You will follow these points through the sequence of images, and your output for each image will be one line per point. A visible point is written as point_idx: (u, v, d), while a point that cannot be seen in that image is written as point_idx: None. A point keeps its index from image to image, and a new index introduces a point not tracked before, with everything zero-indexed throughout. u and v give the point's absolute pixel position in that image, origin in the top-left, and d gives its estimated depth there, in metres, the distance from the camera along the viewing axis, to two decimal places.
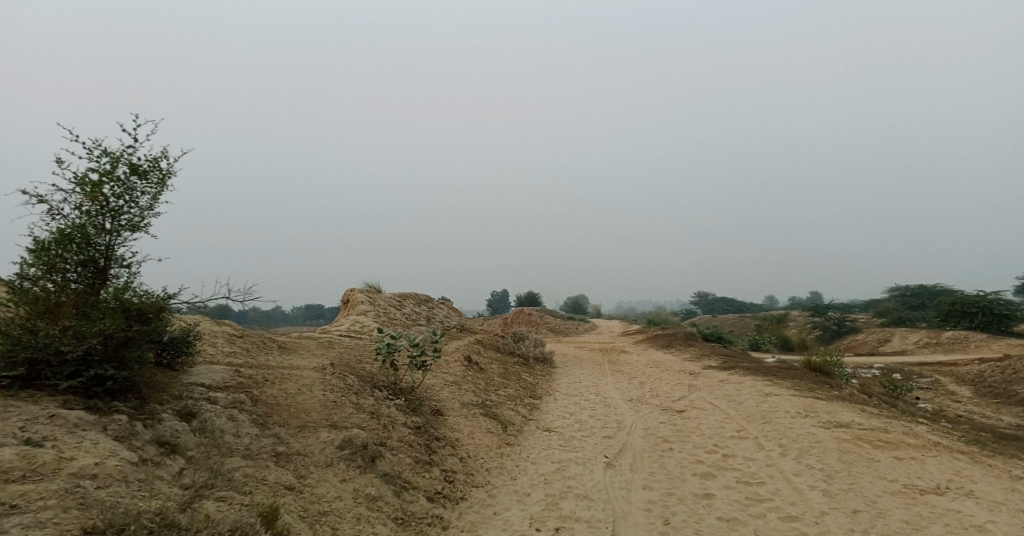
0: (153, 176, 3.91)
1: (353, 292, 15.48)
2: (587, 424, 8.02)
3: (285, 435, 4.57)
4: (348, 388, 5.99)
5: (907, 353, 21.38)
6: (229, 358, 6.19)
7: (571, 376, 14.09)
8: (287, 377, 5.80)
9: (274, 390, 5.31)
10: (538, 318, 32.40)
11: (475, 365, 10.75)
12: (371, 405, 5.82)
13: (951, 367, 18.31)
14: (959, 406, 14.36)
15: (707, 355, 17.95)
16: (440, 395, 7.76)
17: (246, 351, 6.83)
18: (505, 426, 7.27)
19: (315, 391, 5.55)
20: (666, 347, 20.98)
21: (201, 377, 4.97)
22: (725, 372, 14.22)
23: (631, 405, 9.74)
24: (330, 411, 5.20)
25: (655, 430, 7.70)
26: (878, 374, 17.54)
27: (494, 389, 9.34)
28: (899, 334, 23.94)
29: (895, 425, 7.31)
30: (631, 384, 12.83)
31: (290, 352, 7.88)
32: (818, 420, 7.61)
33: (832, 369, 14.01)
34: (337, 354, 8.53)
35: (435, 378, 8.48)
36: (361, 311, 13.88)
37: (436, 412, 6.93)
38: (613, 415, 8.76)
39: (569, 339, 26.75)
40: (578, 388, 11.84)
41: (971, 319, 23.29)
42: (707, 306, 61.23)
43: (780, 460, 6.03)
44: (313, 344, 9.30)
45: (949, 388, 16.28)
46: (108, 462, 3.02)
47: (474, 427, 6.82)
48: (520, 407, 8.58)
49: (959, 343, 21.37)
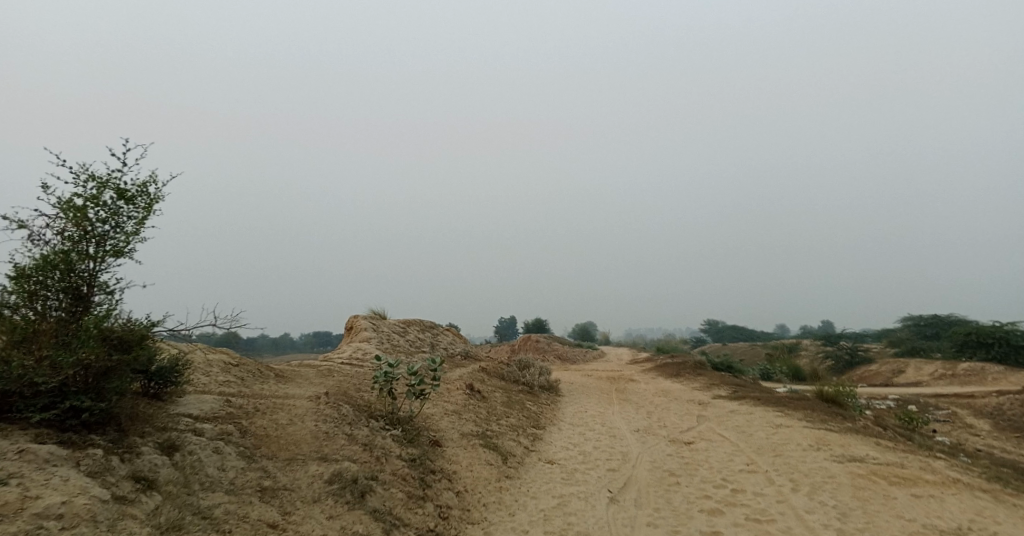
0: (140, 201, 3.95)
1: (357, 319, 15.40)
2: (591, 456, 7.74)
3: (272, 468, 4.41)
4: (342, 418, 5.84)
5: (923, 384, 20.77)
6: (222, 387, 6.08)
7: (576, 406, 13.77)
8: (279, 407, 5.67)
9: (265, 420, 5.18)
10: (545, 345, 32.04)
11: (477, 393, 10.52)
12: (365, 436, 5.65)
13: (969, 398, 17.73)
14: (980, 440, 13.81)
15: (717, 385, 17.54)
16: (439, 424, 7.55)
17: (241, 380, 6.72)
18: (505, 458, 7.03)
19: (306, 421, 5.40)
20: (674, 375, 20.54)
21: (189, 408, 4.85)
22: (734, 402, 13.84)
23: (637, 435, 9.44)
24: (321, 442, 5.04)
25: (662, 462, 7.40)
26: (894, 405, 17.00)
27: (496, 418, 9.10)
28: (914, 364, 23.31)
29: (912, 459, 6.97)
30: (638, 414, 12.49)
31: (287, 380, 7.75)
32: (831, 453, 7.29)
33: (845, 399, 13.59)
34: (335, 382, 8.38)
35: (434, 407, 8.28)
36: (364, 338, 13.76)
37: (434, 442, 6.72)
38: (618, 446, 8.46)
39: (576, 367, 26.34)
40: (583, 418, 11.54)
41: (988, 350, 22.69)
42: (717, 334, 60.42)
43: (792, 496, 5.73)
44: (312, 372, 9.17)
45: (968, 420, 15.72)
46: (76, 500, 2.89)
47: (472, 459, 6.59)
48: (522, 437, 8.33)
49: (976, 374, 20.75)
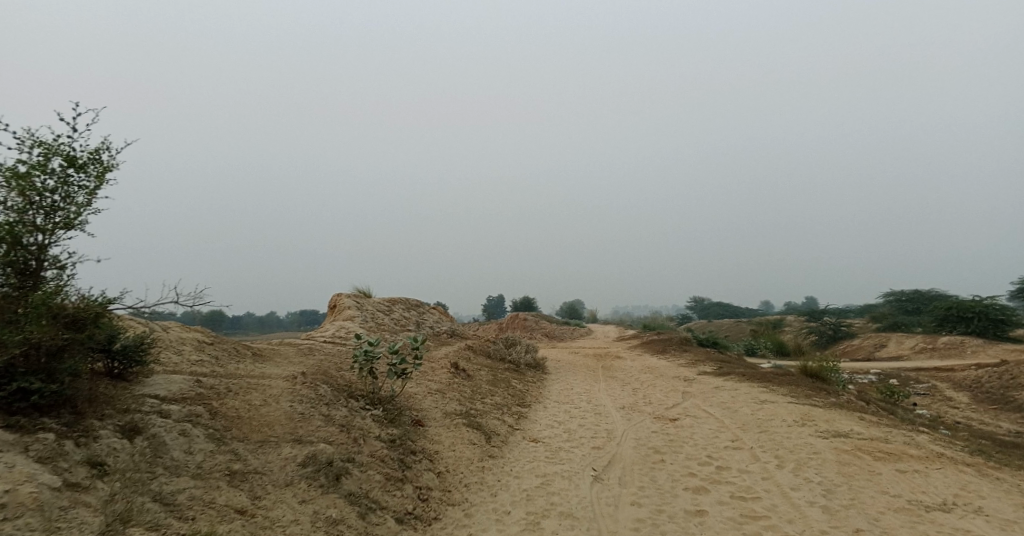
0: (93, 170, 3.65)
1: (340, 297, 15.11)
2: (576, 434, 7.68)
3: (242, 450, 4.21)
4: (319, 398, 5.64)
5: (903, 359, 21.17)
6: (194, 366, 5.83)
7: (563, 383, 13.75)
8: (253, 387, 5.46)
9: (237, 401, 4.96)
10: (533, 323, 32.01)
11: (463, 372, 10.40)
12: (342, 416, 5.47)
13: (948, 372, 18.10)
14: (957, 412, 14.12)
15: (702, 361, 17.67)
16: (422, 404, 7.42)
17: (215, 359, 6.46)
18: (489, 437, 6.93)
19: (281, 402, 5.20)
20: (661, 352, 20.65)
21: (155, 388, 4.61)
22: (720, 378, 13.93)
23: (623, 413, 9.42)
24: (296, 423, 4.85)
25: (647, 440, 7.37)
26: (875, 379, 17.31)
27: (481, 396, 9.00)
28: (895, 339, 23.73)
29: (896, 434, 7.00)
30: (624, 391, 12.51)
31: (265, 360, 7.53)
32: (816, 429, 7.31)
33: (828, 374, 13.74)
34: (315, 361, 8.17)
35: (418, 386, 8.14)
36: (347, 317, 13.50)
37: (416, 422, 6.60)
38: (603, 423, 8.43)
39: (564, 344, 26.39)
40: (569, 395, 11.51)
41: (967, 325, 23.14)
42: (703, 311, 61.11)
43: (777, 473, 5.71)
44: (292, 351, 8.93)
45: (946, 394, 16.05)
46: (22, 488, 2.67)
47: (455, 439, 6.49)
48: (507, 416, 8.24)
49: (955, 348, 21.18)
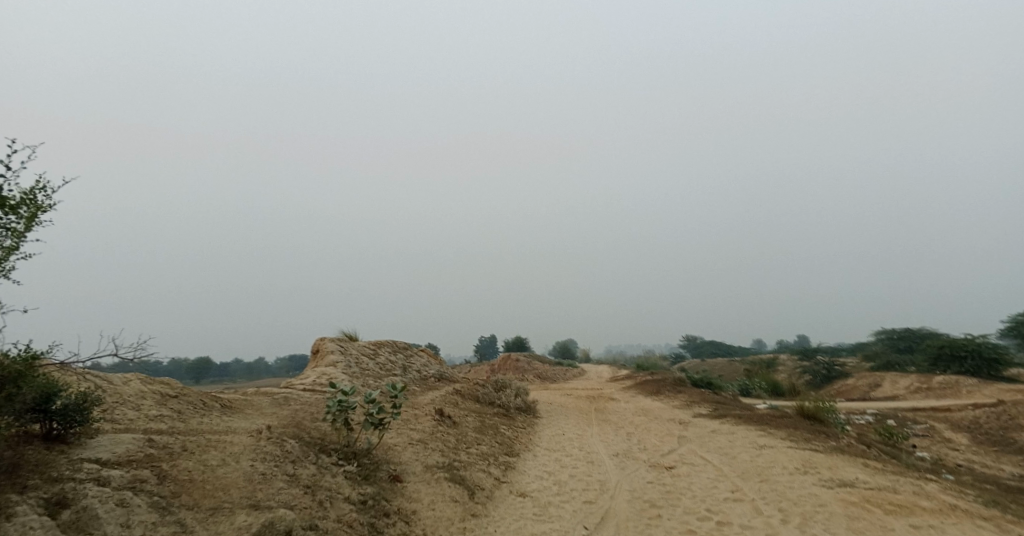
0: (22, 213, 3.38)
1: (324, 341, 14.64)
2: (566, 486, 7.20)
3: (190, 521, 3.75)
4: (284, 455, 5.20)
5: (899, 399, 20.81)
6: (150, 423, 5.37)
7: (554, 428, 13.22)
8: (212, 445, 5.00)
9: (192, 462, 4.51)
10: (525, 364, 31.35)
11: (448, 419, 9.90)
12: (309, 475, 5.03)
13: (946, 412, 17.76)
14: (959, 455, 13.70)
15: (697, 402, 17.19)
16: (401, 456, 6.95)
17: (177, 414, 5.99)
18: (472, 492, 6.45)
19: (241, 462, 4.74)
20: (655, 393, 20.13)
21: (97, 451, 4.15)
22: (715, 421, 13.48)
23: (616, 461, 8.95)
24: (256, 486, 4.39)
25: (642, 492, 6.90)
26: (872, 420, 16.90)
27: (466, 446, 8.50)
28: (890, 378, 23.44)
29: (904, 483, 6.64)
30: (617, 436, 12.00)
31: (234, 412, 7.06)
32: (819, 478, 6.92)
33: (826, 415, 13.35)
34: (289, 412, 7.70)
35: (397, 437, 7.66)
36: (330, 362, 13.01)
37: (393, 478, 6.13)
38: (596, 473, 7.93)
39: (556, 386, 25.74)
40: (560, 442, 11.00)
41: (960, 363, 22.97)
42: (695, 349, 60.66)
43: (782, 529, 5.29)
44: (266, 401, 8.44)
45: (946, 435, 15.67)
46: None
47: (435, 496, 6.00)
48: (493, 467, 7.75)
49: (951, 387, 20.90)
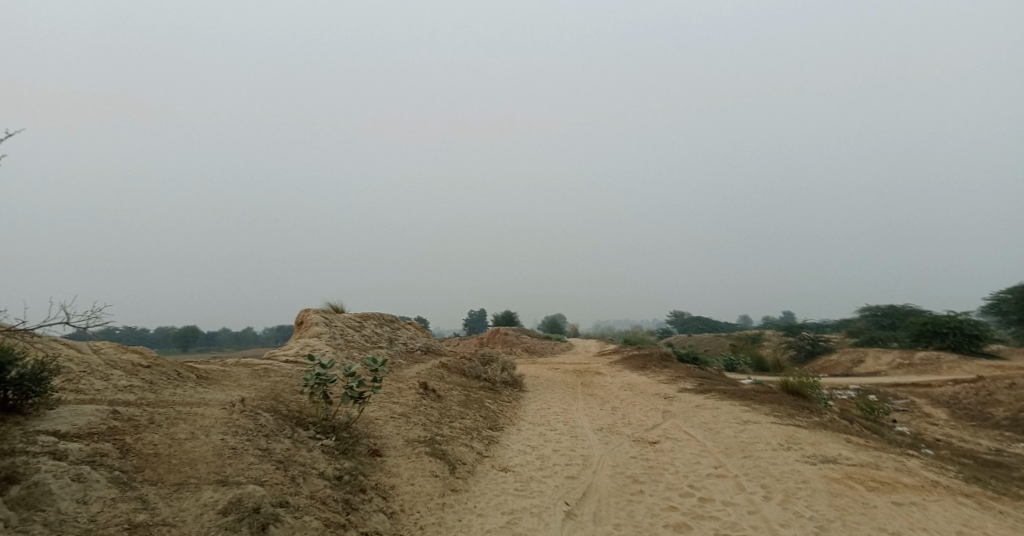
0: None
1: (308, 313, 14.38)
2: (549, 461, 7.14)
3: (153, 497, 3.53)
4: (258, 429, 5.00)
5: (881, 374, 21.17)
6: (117, 393, 5.10)
7: (540, 402, 13.22)
8: (182, 417, 4.76)
9: (157, 435, 4.26)
10: (514, 337, 31.44)
11: (433, 392, 9.79)
12: (283, 450, 4.85)
13: (926, 387, 18.09)
14: (937, 429, 13.97)
15: (683, 377, 17.31)
16: (382, 430, 6.82)
17: (148, 384, 5.73)
18: (453, 467, 6.35)
19: (211, 436, 4.53)
20: (641, 368, 20.26)
21: (56, 423, 3.87)
22: (701, 396, 13.56)
23: (600, 435, 8.92)
24: (225, 461, 4.19)
25: (625, 467, 6.87)
26: (854, 395, 17.18)
27: (449, 420, 8.40)
28: (873, 354, 23.81)
29: (885, 460, 6.67)
30: (603, 410, 12.01)
31: (210, 383, 6.83)
32: (802, 454, 6.93)
33: (810, 391, 13.47)
34: (268, 384, 7.50)
35: (378, 410, 7.52)
36: (314, 333, 12.78)
37: (373, 452, 6.00)
38: (579, 448, 7.90)
39: (544, 360, 25.87)
40: (545, 416, 10.97)
41: (941, 340, 23.37)
42: (683, 324, 61.40)
43: (764, 506, 5.26)
44: (245, 372, 8.23)
45: (925, 410, 15.97)
46: None
47: (415, 470, 5.90)
48: (475, 441, 7.66)
49: (931, 364, 21.29)
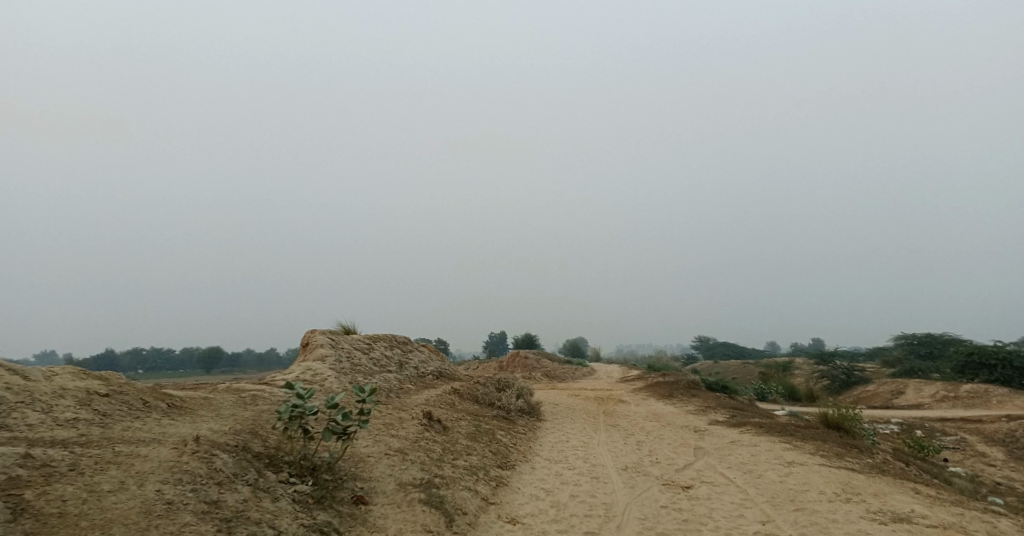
0: None
1: (313, 334, 13.70)
2: (565, 510, 6.13)
3: None
4: (209, 475, 4.20)
5: (925, 407, 19.38)
6: (51, 430, 4.35)
7: (556, 434, 12.16)
8: (113, 464, 3.97)
9: (70, 489, 3.46)
10: (534, 361, 30.28)
11: (438, 423, 8.86)
12: (236, 502, 4.04)
13: (978, 423, 16.32)
14: (997, 471, 12.38)
15: (712, 408, 15.93)
16: (372, 470, 5.95)
17: (99, 418, 5.00)
18: (451, 519, 5.40)
19: (143, 487, 3.74)
20: (666, 396, 18.94)
21: None
22: (732, 431, 12.28)
23: (624, 476, 7.84)
24: (150, 522, 3.38)
25: (654, 521, 5.79)
26: (898, 430, 15.58)
27: (452, 456, 7.45)
28: (915, 385, 21.92)
29: (972, 520, 5.46)
30: (627, 444, 10.84)
31: (180, 414, 6.06)
32: (867, 509, 5.77)
33: (852, 425, 12.06)
34: (251, 414, 6.72)
35: (371, 446, 6.65)
36: (318, 356, 12.06)
37: (357, 500, 5.13)
38: (600, 494, 6.84)
39: (563, 386, 24.58)
40: (562, 451, 9.90)
41: (990, 371, 21.41)
42: (708, 351, 59.32)
43: None
44: (230, 399, 7.45)
45: (980, 448, 14.31)
46: None
47: (404, 523, 5.00)
48: (480, 484, 6.70)
49: (980, 397, 19.40)
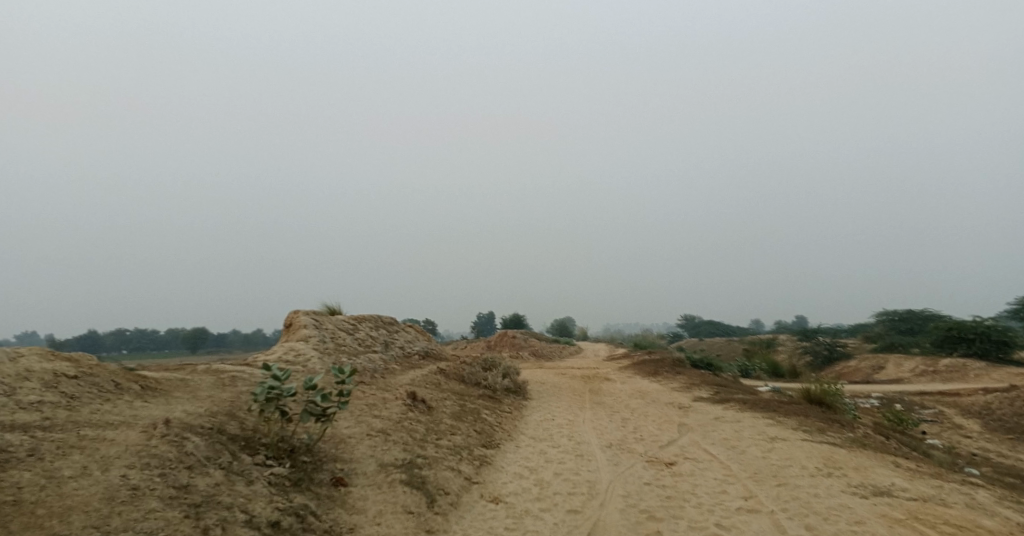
0: None
1: (297, 315, 13.47)
2: (549, 489, 6.10)
3: None
4: (179, 459, 4.04)
5: (904, 382, 19.83)
6: (12, 413, 4.15)
7: (542, 412, 12.20)
8: (76, 448, 3.78)
9: (27, 476, 3.28)
10: (522, 341, 30.38)
11: (422, 403, 8.78)
12: (207, 487, 3.90)
13: (955, 396, 16.74)
14: (972, 443, 12.72)
15: (698, 385, 16.11)
16: (353, 452, 5.84)
17: (66, 401, 4.79)
18: (433, 500, 5.33)
19: (108, 472, 3.57)
20: (653, 374, 19.12)
21: None
22: (717, 407, 12.42)
23: (609, 453, 7.85)
24: (113, 509, 3.23)
25: (638, 499, 5.79)
26: (877, 404, 15.92)
27: (436, 436, 7.37)
28: (894, 360, 22.40)
29: (951, 492, 5.54)
30: (612, 421, 10.89)
31: (154, 396, 5.86)
32: (848, 483, 5.82)
33: (833, 400, 12.25)
34: (229, 395, 6.55)
35: (353, 427, 6.54)
36: (301, 337, 11.86)
37: (336, 482, 5.03)
38: (584, 471, 6.83)
39: (552, 365, 24.70)
40: (547, 429, 9.91)
41: (968, 346, 21.93)
42: (694, 329, 60.12)
43: None
44: (208, 380, 7.26)
45: (956, 420, 14.68)
46: None
47: (385, 505, 4.92)
48: (464, 464, 6.64)
49: (957, 371, 19.89)
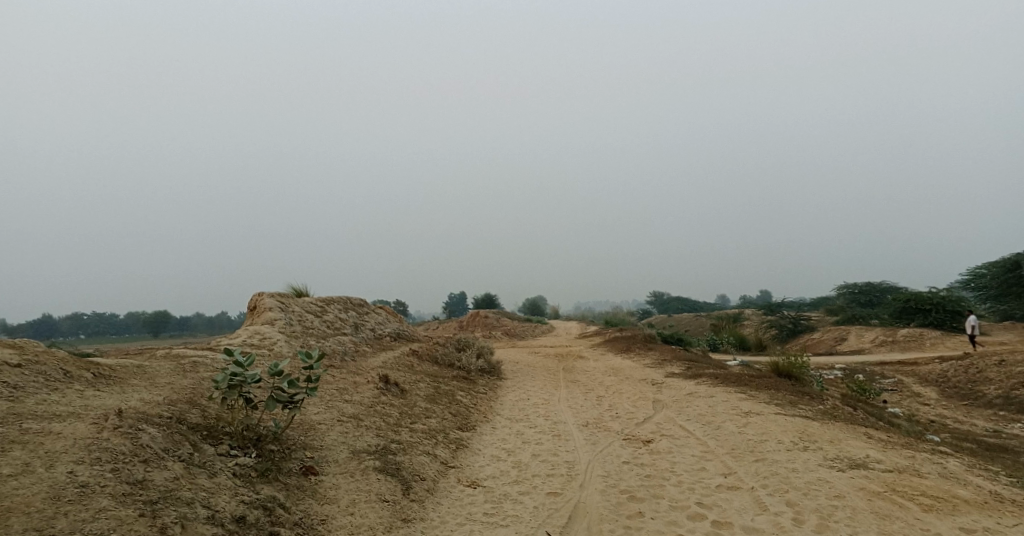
0: None
1: (261, 297, 12.88)
2: (528, 471, 5.97)
3: None
4: (134, 452, 3.68)
5: (864, 353, 20.65)
6: None
7: (518, 392, 12.10)
8: (13, 443, 3.37)
9: None
10: (495, 321, 30.28)
11: (395, 386, 8.50)
12: (166, 481, 3.56)
13: (913, 366, 17.49)
14: (930, 410, 13.31)
15: (671, 361, 16.33)
16: (323, 439, 5.55)
17: (6, 390, 4.33)
18: (409, 486, 5.11)
19: (53, 469, 3.20)
20: (626, 351, 19.31)
21: None
22: (690, 382, 12.58)
23: (586, 432, 7.78)
24: (59, 509, 2.88)
25: (618, 478, 5.71)
26: (841, 375, 16.50)
27: (410, 420, 7.12)
28: (856, 332, 23.27)
29: (924, 462, 5.66)
30: (588, 400, 10.86)
31: (107, 384, 5.40)
32: (825, 457, 5.90)
33: (800, 372, 12.57)
34: (189, 383, 6.12)
35: (323, 413, 6.23)
36: (266, 320, 11.34)
37: (306, 472, 4.75)
38: (563, 452, 6.73)
39: (526, 344, 24.69)
40: (523, 409, 9.80)
41: (925, 316, 22.93)
42: (663, 305, 61.32)
43: None
44: (167, 366, 6.80)
45: (914, 389, 15.35)
46: None
47: (358, 493, 4.67)
48: (439, 448, 6.44)
49: (915, 340, 20.81)
